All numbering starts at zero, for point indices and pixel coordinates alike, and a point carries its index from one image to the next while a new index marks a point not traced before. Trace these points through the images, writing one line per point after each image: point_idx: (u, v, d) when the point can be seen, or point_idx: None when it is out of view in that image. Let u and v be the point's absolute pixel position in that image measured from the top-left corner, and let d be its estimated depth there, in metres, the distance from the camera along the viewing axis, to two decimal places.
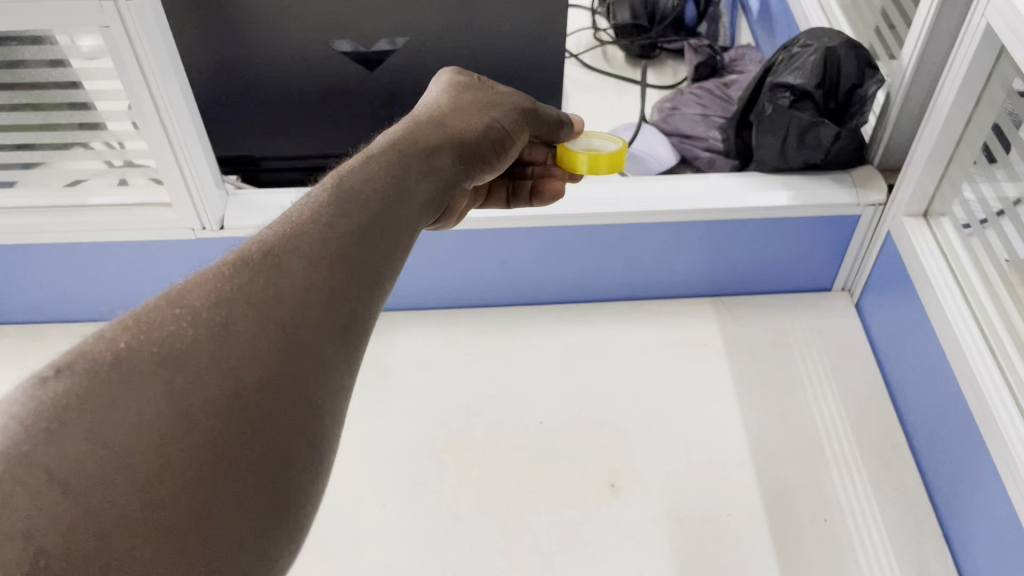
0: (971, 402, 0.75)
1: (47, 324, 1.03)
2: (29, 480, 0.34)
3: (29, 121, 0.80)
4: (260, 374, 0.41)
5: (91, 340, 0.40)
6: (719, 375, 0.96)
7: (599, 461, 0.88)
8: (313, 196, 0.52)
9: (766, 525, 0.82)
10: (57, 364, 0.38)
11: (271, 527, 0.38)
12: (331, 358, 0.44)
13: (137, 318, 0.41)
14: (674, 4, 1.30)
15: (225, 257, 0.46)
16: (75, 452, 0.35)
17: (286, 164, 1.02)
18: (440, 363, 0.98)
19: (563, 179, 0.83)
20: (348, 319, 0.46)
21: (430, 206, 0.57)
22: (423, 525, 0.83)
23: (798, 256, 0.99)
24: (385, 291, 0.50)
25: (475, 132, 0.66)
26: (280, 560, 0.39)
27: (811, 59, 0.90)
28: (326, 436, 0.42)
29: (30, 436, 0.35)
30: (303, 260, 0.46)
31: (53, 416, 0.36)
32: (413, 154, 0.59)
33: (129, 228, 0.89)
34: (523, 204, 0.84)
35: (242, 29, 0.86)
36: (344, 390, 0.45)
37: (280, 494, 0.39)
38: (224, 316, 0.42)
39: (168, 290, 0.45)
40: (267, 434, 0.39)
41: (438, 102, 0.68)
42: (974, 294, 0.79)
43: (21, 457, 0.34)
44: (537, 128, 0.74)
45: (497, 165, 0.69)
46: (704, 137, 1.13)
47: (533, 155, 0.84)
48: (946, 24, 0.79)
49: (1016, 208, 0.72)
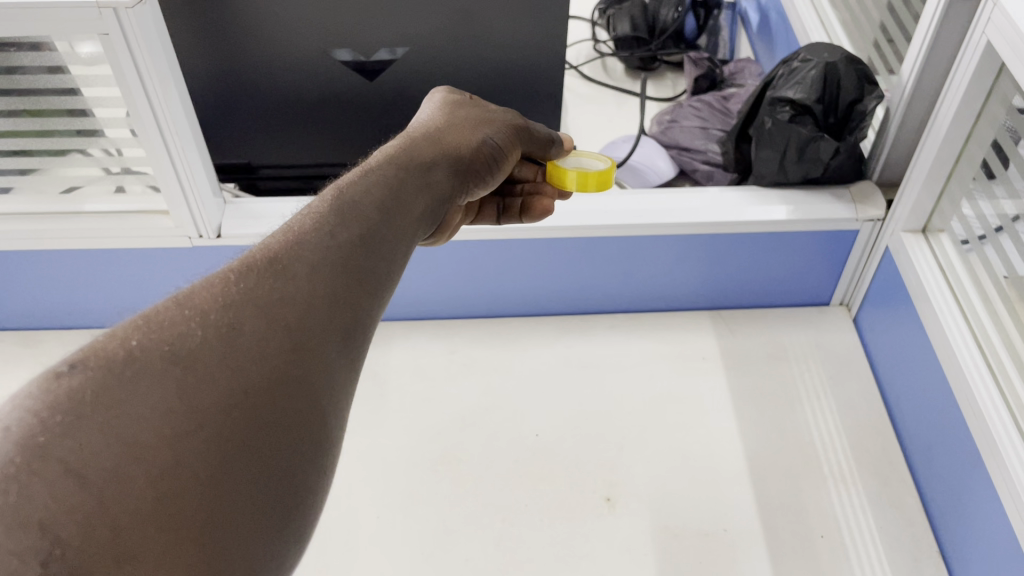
0: (970, 420, 0.75)
1: (43, 331, 1.02)
2: (44, 472, 0.33)
3: (26, 127, 0.79)
4: (268, 375, 0.40)
5: (102, 338, 0.39)
6: (718, 388, 0.95)
7: (597, 475, 0.87)
8: (313, 206, 0.52)
9: (764, 540, 0.81)
10: (70, 359, 0.37)
11: (277, 526, 0.38)
12: (335, 365, 0.44)
13: (147, 319, 0.40)
14: (672, 17, 1.30)
15: (230, 263, 0.46)
16: (91, 445, 0.34)
17: (285, 173, 1.02)
18: (437, 374, 0.97)
19: (552, 196, 0.82)
20: (350, 325, 0.46)
21: (427, 219, 0.57)
22: (418, 538, 0.82)
23: (797, 270, 0.99)
24: (385, 298, 0.50)
25: (471, 146, 0.66)
26: (287, 560, 0.38)
27: (811, 74, 0.90)
28: (329, 439, 0.42)
29: (45, 428, 0.34)
30: (308, 266, 0.46)
31: (68, 409, 0.35)
32: (411, 166, 0.59)
33: (125, 236, 0.89)
34: (513, 222, 0.84)
35: (241, 36, 0.86)
36: (347, 393, 0.44)
37: (288, 497, 0.38)
38: (233, 317, 0.41)
39: (174, 293, 0.44)
40: (273, 433, 0.39)
41: (432, 117, 0.68)
42: (973, 311, 0.78)
43: (37, 448, 0.33)
44: (528, 145, 0.75)
45: (491, 180, 0.69)
46: (704, 150, 1.13)
47: (521, 172, 0.83)
48: (946, 42, 0.79)
49: (1015, 224, 0.72)
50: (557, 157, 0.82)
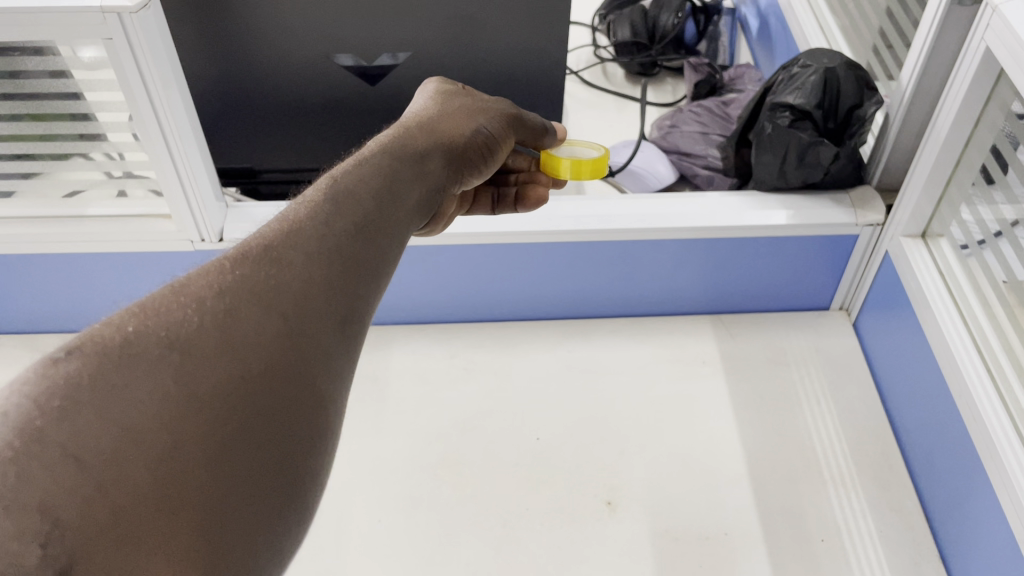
0: (969, 423, 0.75)
1: (44, 334, 1.02)
2: (43, 455, 0.33)
3: (29, 131, 0.80)
4: (265, 361, 0.41)
5: (98, 326, 0.39)
6: (718, 393, 0.95)
7: (596, 479, 0.87)
8: (308, 195, 0.52)
9: (763, 544, 0.81)
10: (66, 346, 0.37)
11: (279, 509, 0.38)
12: (332, 349, 0.44)
13: (143, 307, 0.40)
14: (672, 23, 1.31)
15: (226, 252, 0.46)
16: (89, 429, 0.34)
17: (286, 177, 1.02)
18: (437, 378, 0.98)
19: (547, 185, 0.83)
20: (347, 311, 0.46)
21: (422, 207, 0.57)
22: (418, 542, 0.82)
23: (797, 275, 0.99)
24: (381, 285, 0.50)
25: (465, 137, 0.66)
26: (289, 543, 0.39)
27: (811, 79, 0.90)
28: (328, 424, 0.43)
29: (43, 412, 0.34)
30: (303, 252, 0.46)
31: (65, 394, 0.35)
32: (406, 156, 0.59)
33: (126, 240, 0.89)
34: (507, 211, 0.84)
35: (243, 41, 0.86)
36: (344, 379, 0.45)
37: (287, 478, 0.39)
38: (228, 303, 0.42)
39: (169, 282, 0.44)
40: (271, 419, 0.39)
41: (426, 108, 0.68)
42: (972, 316, 0.79)
43: (35, 432, 0.33)
44: (521, 134, 0.75)
45: (484, 170, 0.69)
46: (703, 155, 1.13)
47: (515, 162, 0.84)
48: (945, 47, 0.80)
49: (1014, 229, 0.72)
50: (551, 146, 0.82)
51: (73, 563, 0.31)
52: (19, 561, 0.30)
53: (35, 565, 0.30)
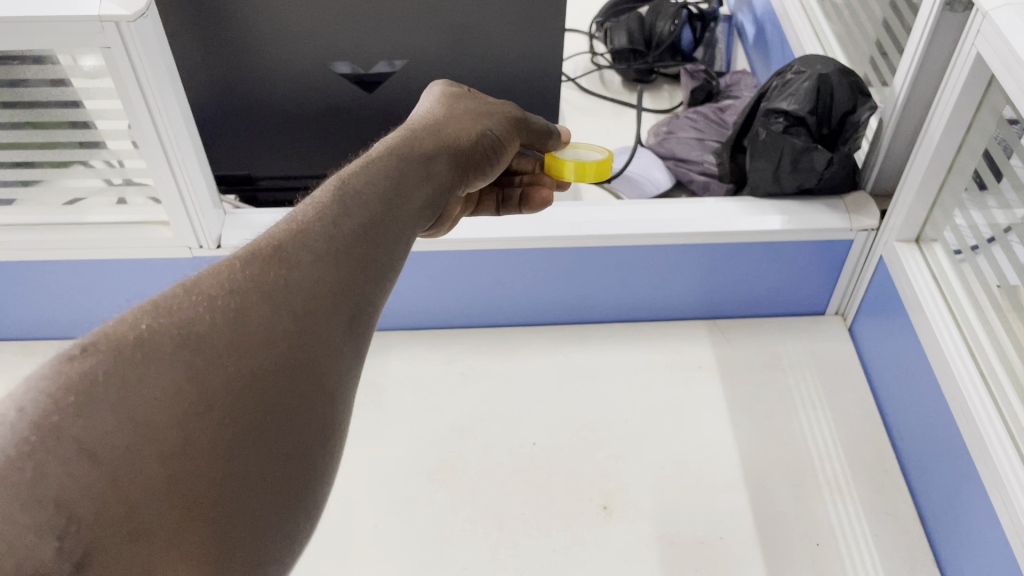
0: (963, 428, 0.75)
1: (39, 341, 1.02)
2: (60, 450, 0.33)
3: (29, 139, 0.80)
4: (275, 359, 0.41)
5: (113, 323, 0.39)
6: (714, 398, 0.96)
7: (593, 485, 0.87)
8: (316, 196, 0.52)
9: (758, 549, 0.82)
10: (81, 343, 0.38)
11: (288, 503, 0.38)
12: (341, 348, 0.44)
13: (156, 305, 0.41)
14: (670, 30, 1.31)
15: (237, 251, 0.46)
16: (104, 424, 0.34)
17: (284, 184, 1.03)
18: (435, 383, 0.98)
19: (551, 187, 0.85)
20: (356, 310, 0.46)
21: (428, 209, 0.57)
22: (415, 548, 0.82)
23: (792, 280, 0.99)
24: (390, 284, 0.50)
25: (470, 139, 0.66)
26: (297, 539, 0.39)
27: (805, 85, 0.91)
28: (336, 422, 0.43)
29: (59, 408, 0.34)
30: (312, 252, 0.46)
31: (80, 390, 0.35)
32: (411, 157, 0.59)
33: (125, 247, 0.89)
34: (511, 212, 0.85)
35: (242, 49, 0.87)
36: (352, 377, 0.45)
37: (297, 474, 0.39)
38: (239, 302, 0.42)
39: (181, 281, 0.44)
40: (280, 415, 0.39)
41: (431, 111, 0.68)
42: (966, 321, 0.79)
43: (51, 428, 0.34)
44: (526, 137, 0.76)
45: (489, 172, 0.69)
46: (699, 161, 1.14)
47: (520, 164, 0.84)
48: (937, 54, 0.81)
49: (1006, 235, 0.73)
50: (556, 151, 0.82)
51: (87, 557, 0.31)
52: (32, 555, 0.30)
53: (51, 558, 0.31)
